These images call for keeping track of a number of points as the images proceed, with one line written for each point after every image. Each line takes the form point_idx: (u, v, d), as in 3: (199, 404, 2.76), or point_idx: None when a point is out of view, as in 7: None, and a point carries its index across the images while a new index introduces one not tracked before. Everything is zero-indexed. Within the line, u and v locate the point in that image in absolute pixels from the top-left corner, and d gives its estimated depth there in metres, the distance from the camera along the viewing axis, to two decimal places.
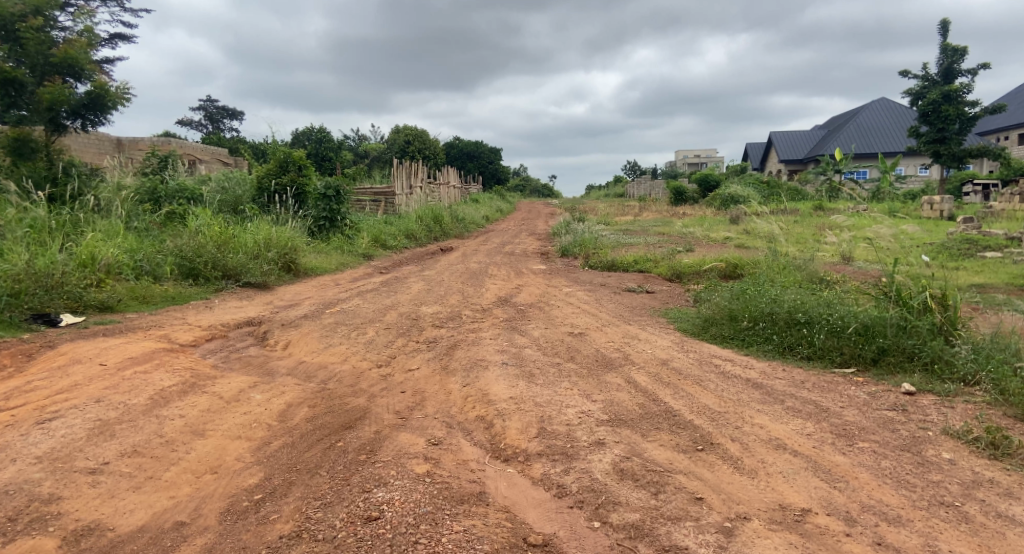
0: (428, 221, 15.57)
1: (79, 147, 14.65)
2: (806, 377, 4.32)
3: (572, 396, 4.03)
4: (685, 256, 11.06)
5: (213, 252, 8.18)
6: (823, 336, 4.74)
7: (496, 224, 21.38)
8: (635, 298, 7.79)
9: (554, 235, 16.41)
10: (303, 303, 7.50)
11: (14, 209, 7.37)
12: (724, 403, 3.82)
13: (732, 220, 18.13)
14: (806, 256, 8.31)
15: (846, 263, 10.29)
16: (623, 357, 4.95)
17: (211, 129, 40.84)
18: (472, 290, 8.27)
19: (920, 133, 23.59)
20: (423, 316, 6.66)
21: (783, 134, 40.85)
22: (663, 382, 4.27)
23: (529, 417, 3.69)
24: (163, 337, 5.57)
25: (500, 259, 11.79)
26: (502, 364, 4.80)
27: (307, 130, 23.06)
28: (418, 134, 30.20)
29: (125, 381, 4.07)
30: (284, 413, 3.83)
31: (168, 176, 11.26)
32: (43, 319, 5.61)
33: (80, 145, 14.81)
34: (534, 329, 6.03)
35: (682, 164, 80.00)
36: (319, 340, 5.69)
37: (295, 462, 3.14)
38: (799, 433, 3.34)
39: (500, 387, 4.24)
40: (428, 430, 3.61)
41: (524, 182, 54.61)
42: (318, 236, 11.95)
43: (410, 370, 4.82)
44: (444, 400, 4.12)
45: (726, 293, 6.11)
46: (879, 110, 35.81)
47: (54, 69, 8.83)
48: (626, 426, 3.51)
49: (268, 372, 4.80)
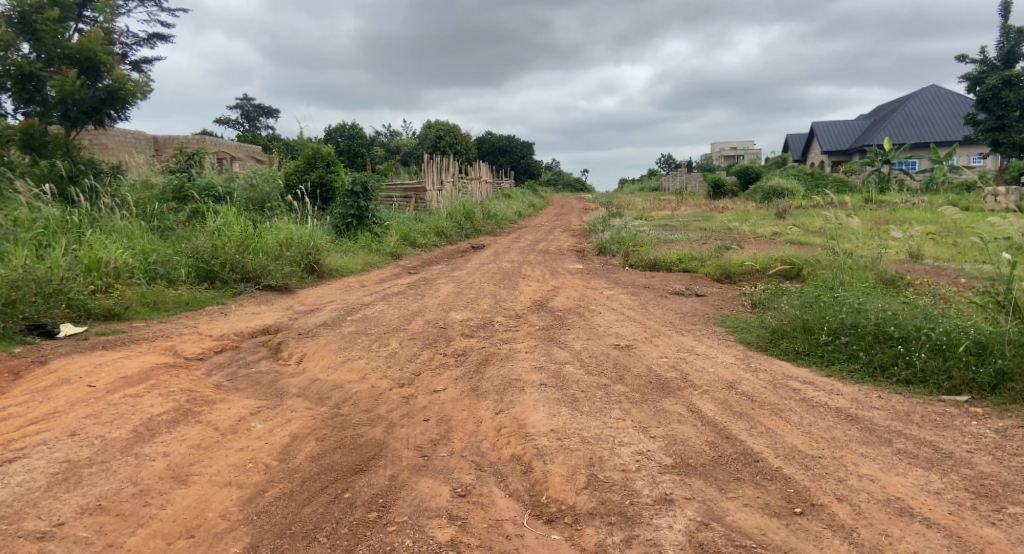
0: (458, 218, 15.00)
1: (112, 144, 14.58)
2: (910, 408, 3.58)
3: (626, 431, 3.36)
4: (734, 254, 10.23)
5: (231, 254, 7.72)
6: (925, 357, 3.98)
7: (529, 220, 20.73)
8: (685, 303, 7.05)
9: (590, 230, 15.69)
10: (325, 308, 6.97)
11: (26, 212, 7.13)
12: (816, 443, 3.11)
13: (778, 214, 17.07)
14: (873, 256, 7.49)
15: (913, 260, 9.37)
16: (681, 378, 4.25)
17: (248, 127, 41.17)
18: (506, 293, 7.63)
19: (977, 120, 22.05)
20: (452, 324, 6.05)
21: (826, 124, 39.19)
22: (733, 413, 3.58)
23: (576, 459, 3.05)
24: (168, 349, 5.08)
25: (534, 258, 11.14)
26: (540, 385, 4.15)
27: (339, 126, 22.82)
28: (451, 130, 29.84)
29: (110, 408, 3.56)
30: (287, 449, 3.26)
31: (195, 173, 10.94)
32: (39, 329, 5.15)
33: (114, 142, 14.75)
34: (575, 340, 5.35)
35: (719, 158, 77.95)
36: (336, 353, 5.13)
37: (290, 523, 2.58)
38: (923, 490, 2.63)
39: (538, 417, 3.59)
40: (454, 475, 3.01)
41: (557, 177, 54.05)
42: (345, 234, 11.42)
43: (436, 392, 4.21)
44: (473, 433, 3.50)
45: (794, 300, 5.38)
46: (929, 98, 34.11)
47: (72, 62, 8.60)
48: (698, 475, 2.83)
49: (276, 393, 4.26)
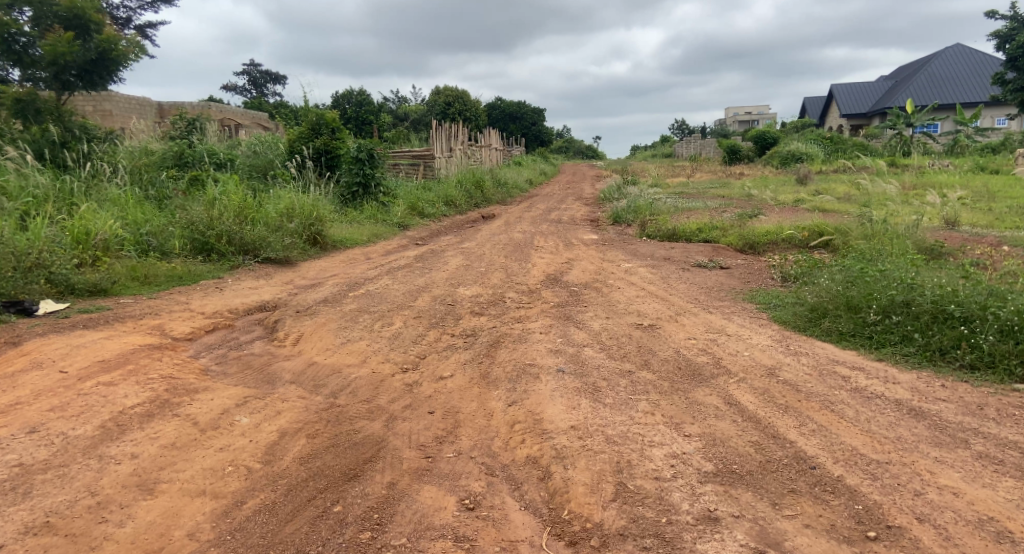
0: (468, 186, 14.48)
1: (118, 111, 14.16)
2: (983, 401, 3.16)
3: (656, 428, 2.96)
4: (757, 222, 9.69)
5: (228, 225, 7.32)
6: (994, 340, 3.55)
7: (541, 188, 20.17)
8: (709, 276, 6.58)
9: (604, 198, 15.12)
10: (327, 282, 6.58)
11: (12, 180, 6.76)
12: (881, 446, 2.71)
13: (798, 178, 16.38)
14: (911, 224, 6.96)
15: (949, 228, 8.81)
16: (714, 363, 3.82)
17: (257, 95, 40.49)
18: (517, 266, 7.18)
19: (1006, 80, 21.05)
20: (461, 301, 5.63)
21: (846, 86, 37.88)
22: (778, 405, 3.16)
23: (602, 463, 2.66)
24: (155, 329, 4.71)
25: (546, 228, 10.67)
26: (558, 371, 3.74)
27: (347, 92, 22.17)
28: (460, 95, 29.04)
29: (79, 399, 3.19)
30: (274, 448, 2.88)
31: (195, 139, 10.50)
32: (16, 307, 4.78)
33: (121, 109, 14.34)
34: (593, 319, 4.93)
35: (734, 124, 76.26)
36: (336, 334, 4.73)
37: (269, 545, 2.22)
38: (1020, 509, 2.26)
39: (556, 410, 3.19)
40: (461, 482, 2.62)
41: (569, 144, 53.05)
42: (349, 203, 10.97)
43: (442, 379, 3.81)
44: (483, 429, 3.10)
45: (834, 273, 4.91)
46: (954, 58, 32.78)
47: (61, 22, 8.13)
48: (748, 486, 2.44)
49: (268, 379, 3.88)
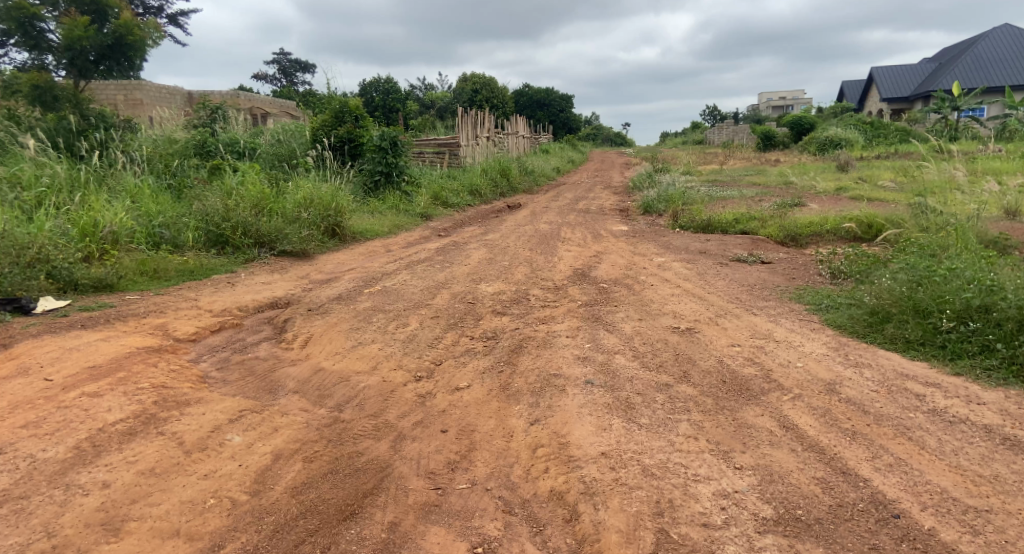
0: (494, 174, 14.07)
1: (150, 99, 14.07)
2: None
3: (701, 458, 2.54)
4: (799, 212, 9.09)
5: (244, 216, 7.04)
6: None
7: (569, 177, 19.65)
8: (750, 272, 6.09)
9: (634, 187, 14.56)
10: (343, 277, 6.26)
11: (25, 169, 6.59)
12: (977, 488, 2.26)
13: (839, 165, 15.58)
14: (972, 215, 6.35)
15: (1009, 218, 8.14)
16: (764, 376, 3.38)
17: (287, 83, 40.48)
18: (543, 260, 6.77)
19: None
20: (482, 299, 5.25)
21: (886, 68, 36.33)
22: (844, 431, 2.72)
23: (640, 503, 2.27)
24: (157, 328, 4.44)
25: (574, 218, 10.23)
26: (586, 383, 3.34)
27: (374, 79, 21.87)
28: (488, 82, 28.55)
29: (57, 413, 2.90)
30: (266, 474, 2.56)
31: (217, 128, 10.27)
32: (13, 304, 4.52)
33: (153, 98, 14.24)
34: (625, 321, 4.50)
35: (767, 110, 74.36)
36: (347, 335, 4.40)
37: None
38: None
39: (584, 433, 2.79)
40: (473, 523, 2.26)
41: (597, 131, 52.22)
42: (372, 193, 10.65)
43: (458, 390, 3.44)
44: (501, 453, 2.73)
45: (894, 270, 4.39)
46: (1003, 38, 31.18)
47: (77, 5, 7.90)
48: (816, 540, 2.03)
49: (269, 388, 3.56)
